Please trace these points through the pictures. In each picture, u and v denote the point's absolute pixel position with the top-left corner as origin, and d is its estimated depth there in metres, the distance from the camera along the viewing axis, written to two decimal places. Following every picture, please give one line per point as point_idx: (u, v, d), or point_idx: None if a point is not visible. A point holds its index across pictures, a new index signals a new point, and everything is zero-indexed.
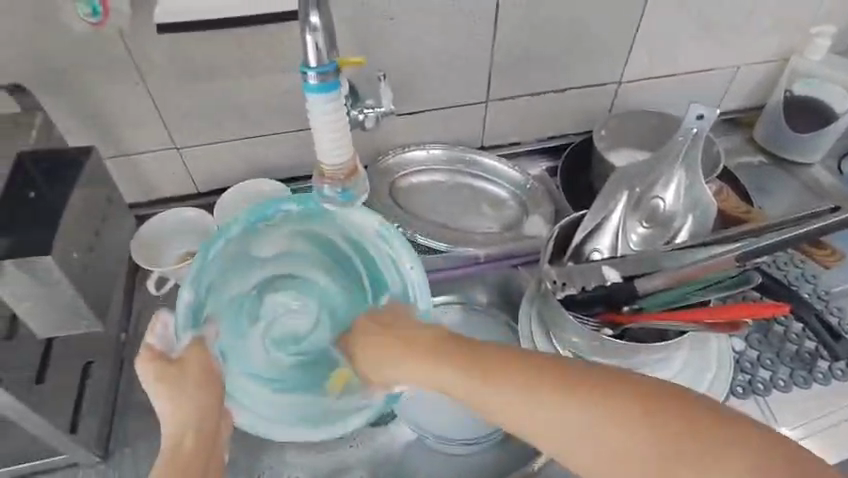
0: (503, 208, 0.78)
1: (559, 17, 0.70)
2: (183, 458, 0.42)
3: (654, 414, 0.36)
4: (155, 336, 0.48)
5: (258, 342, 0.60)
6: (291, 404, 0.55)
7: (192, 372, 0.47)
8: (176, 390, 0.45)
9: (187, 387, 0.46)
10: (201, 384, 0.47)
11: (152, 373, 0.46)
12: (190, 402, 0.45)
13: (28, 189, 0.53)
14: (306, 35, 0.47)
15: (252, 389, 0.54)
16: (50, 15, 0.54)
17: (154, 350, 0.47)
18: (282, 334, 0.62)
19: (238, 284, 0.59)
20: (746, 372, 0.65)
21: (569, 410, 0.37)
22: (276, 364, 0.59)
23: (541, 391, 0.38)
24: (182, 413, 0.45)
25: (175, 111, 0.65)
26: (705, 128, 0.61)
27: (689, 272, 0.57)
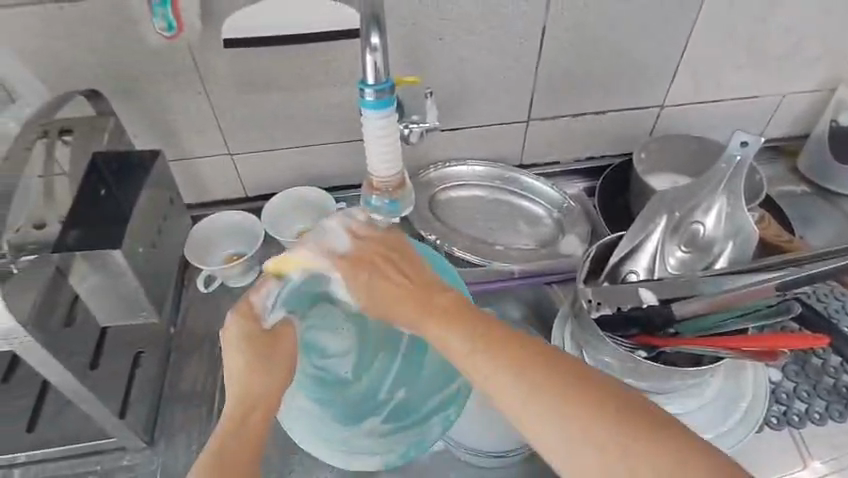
0: (539, 226, 0.79)
1: (604, 42, 0.71)
2: (238, 434, 0.45)
3: (635, 424, 0.39)
4: (258, 299, 0.51)
5: (304, 345, 0.61)
6: (318, 422, 0.57)
7: (275, 351, 0.50)
8: (256, 361, 0.49)
9: (268, 365, 0.49)
10: (277, 366, 0.50)
11: (243, 336, 0.49)
12: (262, 376, 0.48)
13: (99, 186, 0.58)
14: (366, 54, 0.49)
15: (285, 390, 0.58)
16: (129, 28, 0.59)
17: (251, 309, 0.50)
18: (324, 346, 0.63)
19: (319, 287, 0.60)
20: (781, 404, 0.64)
21: (544, 394, 0.41)
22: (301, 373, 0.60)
23: (522, 365, 0.43)
24: (251, 383, 0.48)
25: (233, 119, 0.69)
26: (749, 155, 0.61)
27: (725, 299, 0.57)
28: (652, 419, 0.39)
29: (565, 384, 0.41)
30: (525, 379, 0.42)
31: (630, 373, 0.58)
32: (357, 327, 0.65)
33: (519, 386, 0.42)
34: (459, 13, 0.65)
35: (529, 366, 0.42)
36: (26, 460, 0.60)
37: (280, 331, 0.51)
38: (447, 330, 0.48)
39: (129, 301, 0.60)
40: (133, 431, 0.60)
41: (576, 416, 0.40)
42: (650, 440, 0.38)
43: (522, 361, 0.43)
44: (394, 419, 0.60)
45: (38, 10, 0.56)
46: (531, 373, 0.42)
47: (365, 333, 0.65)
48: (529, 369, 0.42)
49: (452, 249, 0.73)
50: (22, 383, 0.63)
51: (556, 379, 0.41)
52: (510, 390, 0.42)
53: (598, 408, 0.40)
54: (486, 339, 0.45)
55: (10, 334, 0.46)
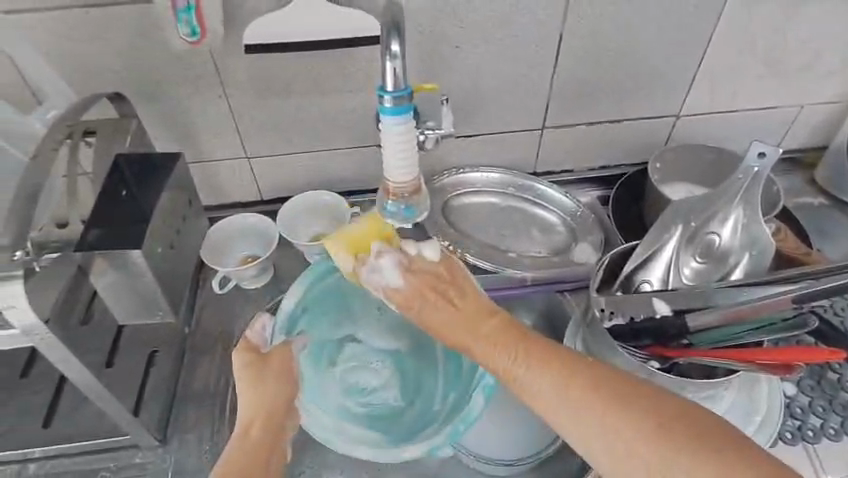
0: (552, 233, 0.79)
1: (620, 50, 0.71)
2: (250, 446, 0.48)
3: (673, 424, 0.40)
4: (255, 332, 0.53)
5: (336, 383, 0.62)
6: (362, 437, 0.57)
7: (275, 370, 0.52)
8: (259, 385, 0.50)
9: (270, 386, 0.51)
10: (278, 386, 0.51)
11: (245, 363, 0.51)
12: (269, 397, 0.50)
13: (120, 187, 0.58)
14: (386, 61, 0.50)
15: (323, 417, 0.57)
16: (153, 32, 0.60)
17: (251, 342, 0.52)
18: (360, 383, 0.64)
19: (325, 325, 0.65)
20: (795, 418, 0.63)
21: (588, 398, 0.42)
22: (342, 404, 0.60)
23: (563, 373, 0.44)
24: (257, 405, 0.50)
25: (251, 122, 0.70)
26: (766, 167, 0.60)
27: (741, 311, 0.56)
28: (687, 422, 0.41)
29: (603, 387, 0.43)
30: (567, 384, 0.43)
31: (642, 384, 0.57)
32: (384, 357, 0.66)
33: (559, 390, 0.43)
34: (476, 21, 0.65)
35: (565, 373, 0.44)
36: (42, 454, 0.61)
37: (277, 352, 0.53)
38: (493, 346, 0.48)
39: (147, 300, 0.60)
40: (146, 429, 0.60)
41: (618, 416, 0.41)
42: (696, 444, 0.39)
43: (563, 367, 0.44)
44: (447, 419, 0.58)
45: (66, 14, 0.57)
46: (571, 380, 0.44)
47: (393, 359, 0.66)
48: (569, 376, 0.44)
49: (464, 256, 0.73)
50: (40, 379, 0.65)
51: (593, 384, 0.43)
52: (554, 400, 0.43)
53: (635, 412, 0.41)
54: (527, 349, 0.46)
55: (31, 330, 0.47)
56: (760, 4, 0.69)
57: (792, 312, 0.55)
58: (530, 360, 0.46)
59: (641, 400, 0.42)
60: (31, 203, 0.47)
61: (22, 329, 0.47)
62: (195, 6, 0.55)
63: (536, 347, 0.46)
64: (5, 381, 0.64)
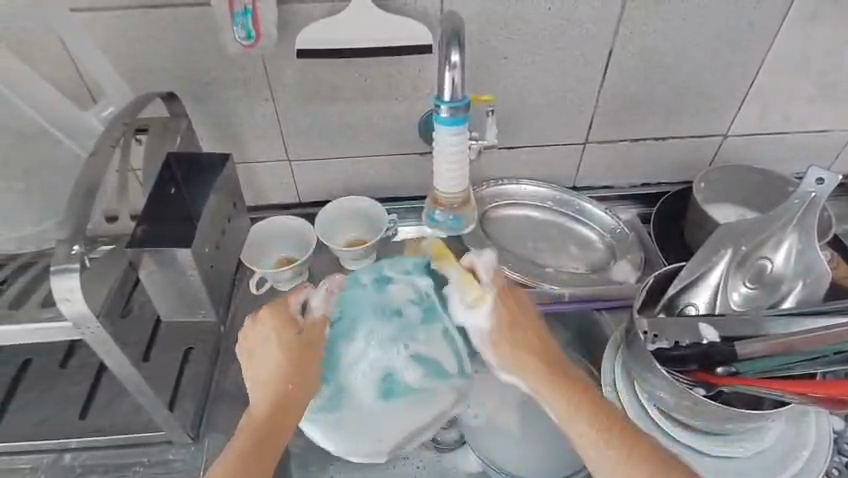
0: (590, 250, 0.78)
1: (671, 67, 0.70)
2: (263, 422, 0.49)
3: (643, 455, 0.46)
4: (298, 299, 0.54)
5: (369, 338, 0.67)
6: (353, 413, 0.63)
7: (302, 342, 0.53)
8: (287, 352, 0.51)
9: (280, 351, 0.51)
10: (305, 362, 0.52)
11: (279, 329, 0.52)
12: (280, 366, 0.51)
13: (170, 185, 0.60)
14: (445, 72, 0.53)
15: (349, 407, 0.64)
16: (209, 34, 0.61)
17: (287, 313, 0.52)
18: (354, 375, 0.65)
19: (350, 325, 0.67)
20: (843, 455, 0.61)
21: (580, 402, 0.49)
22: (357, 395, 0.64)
23: (566, 389, 0.49)
24: (270, 379, 0.51)
25: (295, 126, 0.70)
26: (824, 193, 0.58)
27: (790, 341, 0.55)
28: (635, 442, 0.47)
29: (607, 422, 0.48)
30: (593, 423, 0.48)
31: (686, 410, 0.55)
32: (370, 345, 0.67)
33: (588, 427, 0.48)
34: (529, 33, 0.65)
35: (564, 384, 0.50)
36: (75, 445, 0.62)
37: (315, 323, 0.54)
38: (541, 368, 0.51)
39: (190, 299, 0.62)
40: (181, 426, 0.60)
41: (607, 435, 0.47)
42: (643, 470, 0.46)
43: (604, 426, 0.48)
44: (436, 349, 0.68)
45: (126, 14, 0.59)
46: (569, 392, 0.49)
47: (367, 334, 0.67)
48: (578, 398, 0.49)
49: (501, 269, 0.73)
50: (78, 370, 0.65)
51: (605, 419, 0.48)
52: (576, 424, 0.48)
53: (621, 444, 0.47)
54: (533, 349, 0.52)
55: (84, 323, 0.47)
56: (819, 26, 0.67)
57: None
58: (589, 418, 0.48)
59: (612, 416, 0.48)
60: (89, 198, 0.48)
61: (75, 322, 0.46)
62: (252, 11, 0.57)
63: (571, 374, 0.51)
64: (44, 371, 0.65)
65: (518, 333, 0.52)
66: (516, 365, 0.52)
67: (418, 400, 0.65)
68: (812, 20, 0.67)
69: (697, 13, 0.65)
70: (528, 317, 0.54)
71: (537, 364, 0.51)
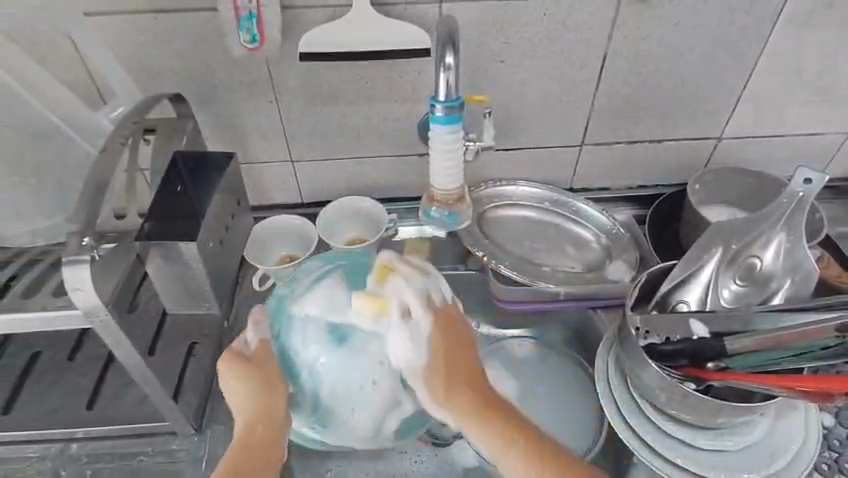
0: (586, 250, 0.79)
1: (665, 71, 0.72)
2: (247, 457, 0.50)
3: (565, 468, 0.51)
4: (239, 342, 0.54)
5: (306, 324, 0.56)
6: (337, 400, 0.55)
7: (258, 368, 0.53)
8: (250, 382, 0.52)
9: (241, 387, 0.52)
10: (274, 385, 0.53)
11: (237, 370, 0.52)
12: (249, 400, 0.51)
13: (176, 183, 0.61)
14: (440, 72, 0.55)
15: (331, 375, 0.54)
16: (216, 37, 0.63)
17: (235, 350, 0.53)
18: (312, 371, 0.55)
19: (288, 325, 0.57)
20: (833, 450, 0.62)
21: (488, 418, 0.51)
22: (328, 366, 0.54)
23: (478, 418, 0.51)
24: (246, 415, 0.51)
25: (298, 127, 0.72)
26: (812, 192, 0.59)
27: (779, 337, 0.56)
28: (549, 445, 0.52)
29: (524, 431, 0.52)
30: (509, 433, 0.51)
31: (677, 404, 0.57)
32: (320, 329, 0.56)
33: (491, 438, 0.51)
34: (525, 36, 0.67)
35: (476, 396, 0.52)
36: (82, 435, 0.64)
37: (258, 346, 0.54)
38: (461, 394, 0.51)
39: (194, 292, 0.64)
40: (185, 417, 0.62)
41: (506, 446, 0.51)
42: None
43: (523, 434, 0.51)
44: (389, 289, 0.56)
45: (136, 18, 0.61)
46: (469, 413, 0.51)
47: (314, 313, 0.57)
48: (494, 419, 0.51)
49: (498, 266, 0.74)
50: (86, 363, 0.67)
51: (522, 429, 0.52)
52: (492, 433, 0.51)
53: (539, 451, 0.51)
54: (459, 376, 0.52)
55: (94, 313, 0.49)
56: (810, 30, 0.69)
57: (835, 339, 0.54)
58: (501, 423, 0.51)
59: (515, 427, 0.52)
60: (99, 193, 0.50)
61: (85, 311, 0.49)
62: (257, 15, 0.60)
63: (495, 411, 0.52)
64: (52, 363, 0.67)
65: (446, 355, 0.52)
66: (439, 395, 0.51)
67: (381, 346, 0.54)
68: (802, 24, 0.68)
69: (689, 18, 0.67)
70: (462, 349, 0.53)
71: (460, 393, 0.52)
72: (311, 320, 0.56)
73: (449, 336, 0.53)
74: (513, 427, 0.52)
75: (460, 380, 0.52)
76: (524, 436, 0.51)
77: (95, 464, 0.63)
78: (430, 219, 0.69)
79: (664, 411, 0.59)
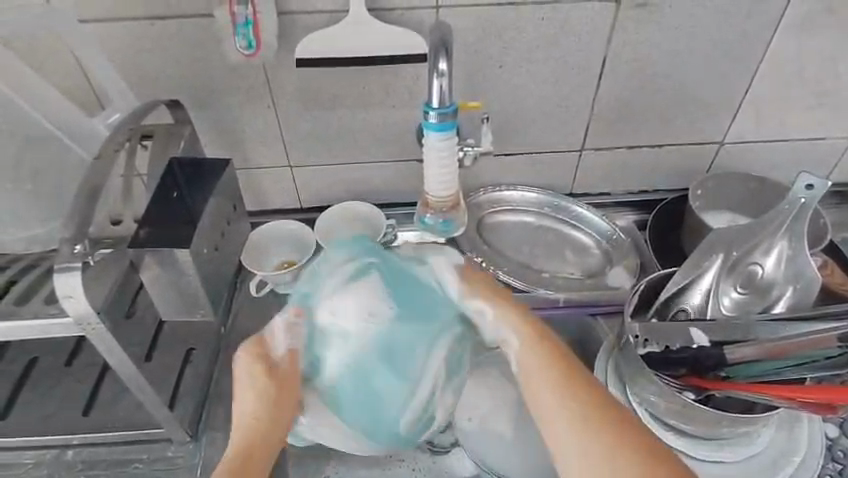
0: (586, 255, 0.79)
1: (666, 75, 0.71)
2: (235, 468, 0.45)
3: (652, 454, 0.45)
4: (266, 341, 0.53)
5: (334, 365, 0.54)
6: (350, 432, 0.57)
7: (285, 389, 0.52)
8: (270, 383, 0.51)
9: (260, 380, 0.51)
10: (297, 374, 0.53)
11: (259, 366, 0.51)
12: (265, 432, 0.49)
13: (172, 189, 0.61)
14: (433, 80, 0.55)
15: (353, 427, 0.55)
16: (213, 43, 0.63)
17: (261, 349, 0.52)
18: (320, 420, 0.55)
19: (330, 354, 0.54)
20: (837, 462, 0.61)
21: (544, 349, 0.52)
22: (355, 422, 0.55)
23: (569, 376, 0.50)
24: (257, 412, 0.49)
25: (296, 132, 0.72)
26: (814, 198, 0.58)
27: (782, 346, 0.55)
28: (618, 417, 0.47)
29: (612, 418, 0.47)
30: (576, 407, 0.48)
31: (676, 414, 0.56)
32: (363, 383, 0.54)
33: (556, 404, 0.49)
34: (522, 42, 0.66)
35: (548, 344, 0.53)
36: (78, 442, 0.63)
37: (287, 360, 0.53)
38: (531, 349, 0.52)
39: (189, 298, 0.63)
40: (180, 424, 0.62)
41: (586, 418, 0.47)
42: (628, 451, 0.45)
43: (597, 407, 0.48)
44: (453, 354, 0.57)
45: (133, 25, 0.61)
46: (574, 387, 0.49)
47: (372, 360, 0.54)
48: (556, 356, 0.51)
49: (496, 273, 0.73)
50: (83, 369, 0.66)
51: (596, 400, 0.48)
52: (555, 397, 0.49)
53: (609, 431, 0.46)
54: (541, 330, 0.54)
55: (84, 320, 0.48)
56: (812, 34, 0.68)
57: (837, 349, 0.54)
58: (565, 397, 0.49)
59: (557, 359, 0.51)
60: (92, 199, 0.50)
61: (76, 318, 0.48)
62: (253, 22, 0.59)
63: (546, 339, 0.53)
64: (49, 369, 0.66)
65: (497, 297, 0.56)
66: (543, 375, 0.51)
67: (414, 417, 0.56)
68: (804, 28, 0.67)
69: (689, 22, 0.66)
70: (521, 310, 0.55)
71: (532, 340, 0.53)
72: (346, 373, 0.54)
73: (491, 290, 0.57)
74: (574, 373, 0.50)
75: (545, 340, 0.53)
76: (574, 373, 0.50)
77: (91, 470, 0.64)
78: (425, 225, 0.69)
79: (665, 424, 0.58)
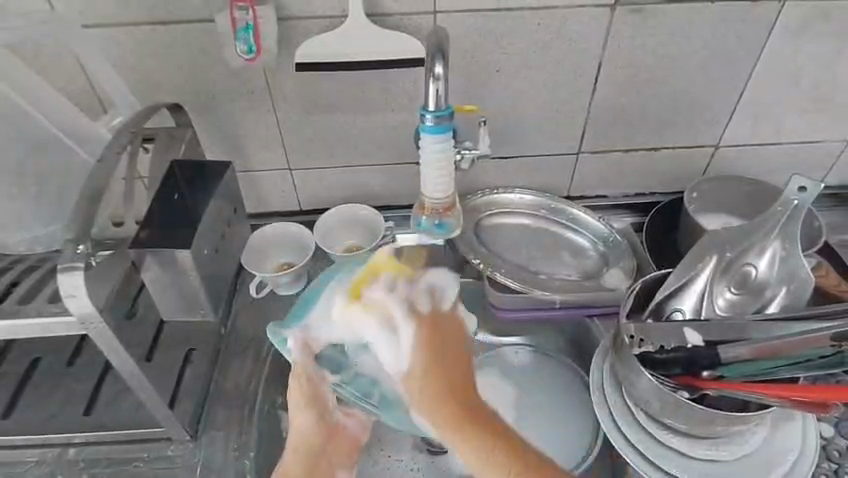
0: (583, 257, 0.79)
1: (661, 79, 0.72)
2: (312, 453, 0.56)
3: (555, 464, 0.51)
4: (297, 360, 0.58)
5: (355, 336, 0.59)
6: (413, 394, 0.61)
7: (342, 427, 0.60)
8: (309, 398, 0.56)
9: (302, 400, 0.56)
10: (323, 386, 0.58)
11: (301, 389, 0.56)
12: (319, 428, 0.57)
13: (174, 191, 0.62)
14: (430, 84, 0.56)
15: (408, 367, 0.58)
16: (214, 48, 0.64)
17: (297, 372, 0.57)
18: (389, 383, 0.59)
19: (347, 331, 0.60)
20: (832, 461, 0.61)
21: (427, 368, 0.53)
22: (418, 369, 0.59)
23: (460, 420, 0.51)
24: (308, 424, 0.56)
25: (296, 136, 0.73)
26: (807, 200, 0.59)
27: (774, 346, 0.55)
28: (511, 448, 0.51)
29: (489, 446, 0.50)
30: (484, 454, 0.50)
31: (672, 414, 0.56)
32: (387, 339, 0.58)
33: (472, 457, 0.51)
34: (520, 47, 0.67)
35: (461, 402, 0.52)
36: (79, 441, 0.64)
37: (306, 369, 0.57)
38: (453, 405, 0.52)
39: (190, 299, 0.64)
40: (180, 423, 0.63)
41: (486, 457, 0.50)
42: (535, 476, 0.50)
43: (493, 442, 0.51)
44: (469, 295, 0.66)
45: (136, 30, 0.63)
46: (467, 432, 0.51)
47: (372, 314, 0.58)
48: (434, 386, 0.52)
49: (495, 274, 0.74)
50: (85, 369, 0.67)
51: (478, 440, 0.50)
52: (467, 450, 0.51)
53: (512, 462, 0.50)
54: (438, 359, 0.53)
55: (87, 320, 0.49)
56: (805, 39, 0.69)
57: (831, 349, 0.53)
58: (477, 444, 0.50)
59: (476, 415, 0.52)
60: (95, 201, 0.51)
61: (79, 318, 0.49)
62: (254, 26, 0.61)
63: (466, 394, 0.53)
64: (52, 368, 0.67)
65: (430, 335, 0.54)
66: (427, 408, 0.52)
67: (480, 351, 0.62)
68: (797, 33, 0.68)
69: (683, 27, 0.67)
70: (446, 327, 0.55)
71: (437, 390, 0.52)
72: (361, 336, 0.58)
73: (427, 317, 0.55)
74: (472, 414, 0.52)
75: (438, 383, 0.52)
76: (476, 418, 0.51)
77: (92, 469, 0.64)
78: (422, 226, 0.69)
79: (661, 423, 0.59)
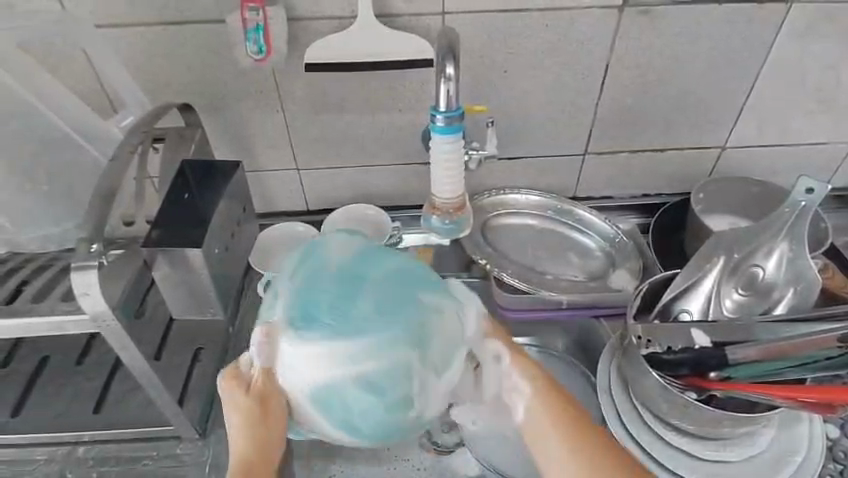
0: (589, 258, 0.79)
1: (667, 80, 0.72)
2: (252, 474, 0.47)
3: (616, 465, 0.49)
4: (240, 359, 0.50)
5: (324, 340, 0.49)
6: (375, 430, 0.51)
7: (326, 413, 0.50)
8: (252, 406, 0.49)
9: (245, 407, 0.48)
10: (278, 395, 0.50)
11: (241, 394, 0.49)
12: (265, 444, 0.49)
13: (183, 190, 0.63)
14: (441, 85, 0.57)
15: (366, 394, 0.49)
16: (224, 48, 0.65)
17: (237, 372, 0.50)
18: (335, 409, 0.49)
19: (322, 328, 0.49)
20: (838, 462, 0.62)
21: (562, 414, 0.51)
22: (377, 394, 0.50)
23: (556, 406, 0.52)
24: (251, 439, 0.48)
25: (303, 136, 0.73)
26: (814, 202, 0.59)
27: (781, 347, 0.56)
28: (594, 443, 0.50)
29: (578, 430, 0.50)
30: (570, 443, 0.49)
31: (680, 415, 0.57)
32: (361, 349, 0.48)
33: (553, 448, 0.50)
34: (526, 47, 0.68)
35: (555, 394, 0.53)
36: (88, 439, 0.64)
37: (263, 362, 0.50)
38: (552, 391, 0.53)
39: (200, 298, 0.65)
40: (189, 421, 0.63)
41: (575, 446, 0.49)
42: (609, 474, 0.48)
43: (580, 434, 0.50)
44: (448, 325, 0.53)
45: (147, 31, 0.63)
46: (563, 417, 0.51)
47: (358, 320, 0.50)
48: (562, 417, 0.51)
49: (500, 274, 0.74)
50: (95, 367, 0.68)
51: (570, 421, 0.51)
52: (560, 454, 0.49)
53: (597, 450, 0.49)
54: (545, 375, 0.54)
55: (100, 318, 0.50)
56: (812, 41, 0.69)
57: (838, 350, 0.54)
58: (569, 437, 0.50)
59: (574, 413, 0.52)
60: (108, 200, 0.51)
61: (91, 316, 0.50)
62: (264, 27, 0.61)
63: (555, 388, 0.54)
64: (61, 367, 0.68)
65: (550, 395, 0.52)
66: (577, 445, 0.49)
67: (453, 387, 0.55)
68: (804, 35, 0.68)
69: (690, 29, 0.67)
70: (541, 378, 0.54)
71: (546, 393, 0.53)
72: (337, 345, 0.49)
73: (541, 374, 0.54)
74: (571, 416, 0.52)
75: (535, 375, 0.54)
76: (568, 410, 0.52)
77: (101, 468, 0.65)
78: (430, 224, 0.69)
79: (669, 424, 0.59)
